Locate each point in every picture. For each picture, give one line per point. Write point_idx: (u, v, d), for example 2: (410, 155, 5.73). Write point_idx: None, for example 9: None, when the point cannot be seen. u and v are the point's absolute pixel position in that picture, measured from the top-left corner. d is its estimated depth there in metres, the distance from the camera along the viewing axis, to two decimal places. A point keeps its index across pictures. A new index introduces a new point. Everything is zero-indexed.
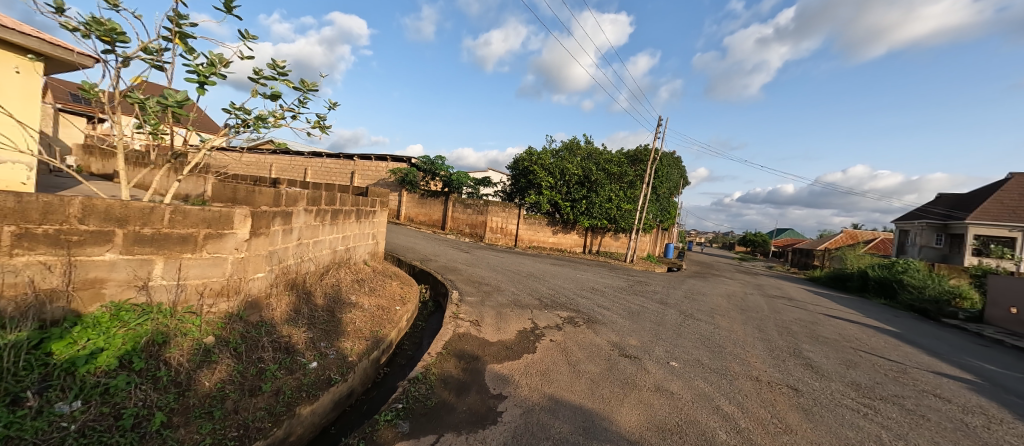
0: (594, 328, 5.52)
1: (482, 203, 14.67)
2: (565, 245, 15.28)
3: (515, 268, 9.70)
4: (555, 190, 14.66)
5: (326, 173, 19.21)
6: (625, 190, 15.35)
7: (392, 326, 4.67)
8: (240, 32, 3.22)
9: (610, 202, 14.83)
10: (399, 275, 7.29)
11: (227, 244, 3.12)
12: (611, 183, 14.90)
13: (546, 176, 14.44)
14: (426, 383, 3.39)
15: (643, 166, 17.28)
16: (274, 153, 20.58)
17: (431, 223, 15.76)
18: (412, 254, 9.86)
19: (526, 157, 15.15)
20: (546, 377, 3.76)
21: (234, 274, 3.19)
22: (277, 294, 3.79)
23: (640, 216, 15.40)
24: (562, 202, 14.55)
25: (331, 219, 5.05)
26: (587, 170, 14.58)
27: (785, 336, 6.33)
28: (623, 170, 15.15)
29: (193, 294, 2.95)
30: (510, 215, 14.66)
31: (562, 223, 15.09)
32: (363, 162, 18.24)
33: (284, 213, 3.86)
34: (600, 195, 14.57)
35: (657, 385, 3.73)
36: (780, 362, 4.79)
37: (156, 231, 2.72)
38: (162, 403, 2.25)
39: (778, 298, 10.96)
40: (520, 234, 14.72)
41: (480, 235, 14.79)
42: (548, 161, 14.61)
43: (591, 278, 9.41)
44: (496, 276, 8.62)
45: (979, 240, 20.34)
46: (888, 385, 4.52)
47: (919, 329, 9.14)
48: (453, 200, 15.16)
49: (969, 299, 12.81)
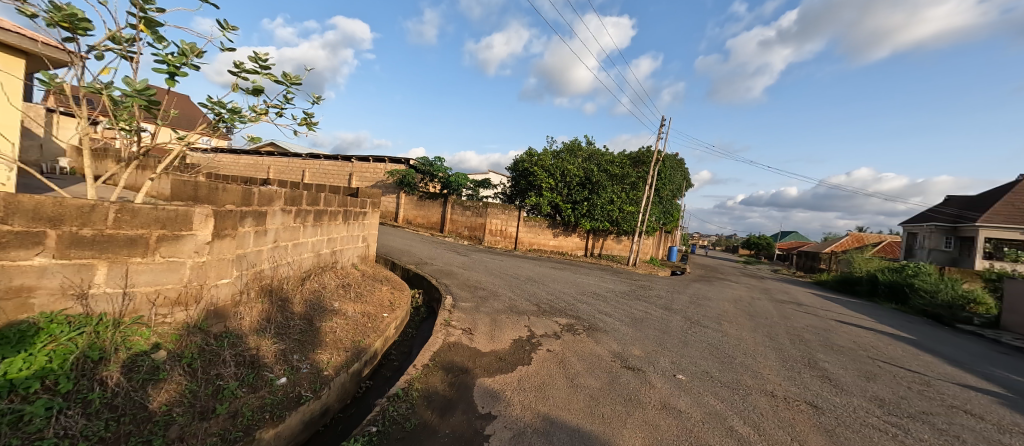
0: (595, 336, 5.18)
1: (481, 205, 14.37)
2: (566, 248, 14.94)
3: (514, 272, 9.37)
4: (556, 192, 14.34)
5: (324, 175, 18.96)
6: (628, 191, 14.99)
7: (377, 335, 4.35)
8: (219, 22, 3.04)
9: (612, 204, 14.48)
10: (391, 279, 6.98)
11: (185, 247, 2.81)
12: (613, 185, 14.55)
13: (546, 177, 14.11)
14: (407, 401, 3.06)
15: (645, 168, 16.94)
16: (272, 155, 20.39)
17: (429, 226, 15.46)
18: (407, 258, 9.55)
19: (526, 158, 14.86)
20: (542, 392, 3.42)
21: (193, 280, 2.88)
22: (248, 302, 3.48)
23: (643, 218, 15.06)
24: (563, 204, 14.23)
25: (313, 220, 4.75)
26: (589, 171, 14.26)
27: (798, 344, 5.97)
28: (626, 172, 14.81)
29: (144, 303, 2.64)
30: (509, 217, 14.34)
31: (563, 225, 14.76)
32: (362, 164, 17.96)
33: (257, 213, 3.56)
34: (602, 197, 14.22)
35: (664, 403, 3.39)
36: (795, 375, 4.44)
37: (98, 233, 2.41)
38: (89, 432, 1.93)
39: (786, 303, 10.58)
40: (520, 237, 14.39)
41: (479, 238, 14.47)
42: (548, 162, 14.31)
43: (592, 283, 9.06)
44: (493, 280, 8.29)
45: (990, 243, 19.87)
46: (915, 401, 4.16)
47: (935, 336, 8.74)
48: (452, 202, 14.86)
49: (984, 305, 12.42)
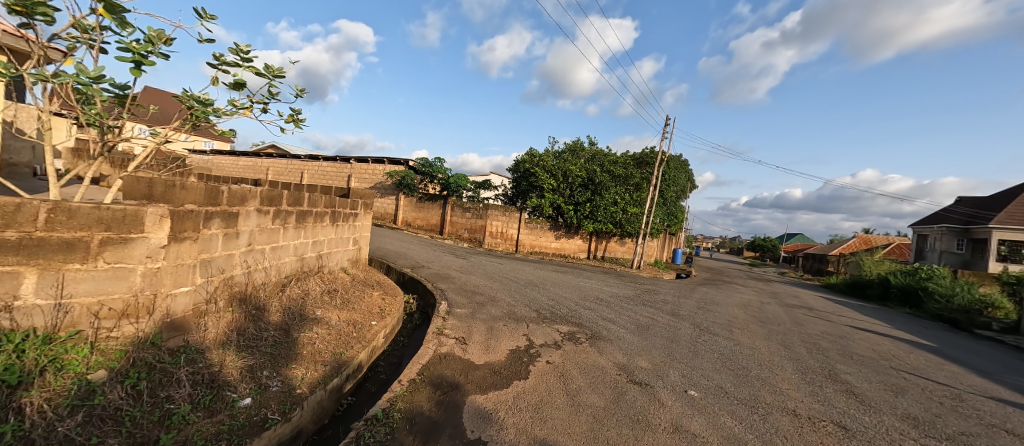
0: (598, 346, 4.83)
1: (481, 207, 14.05)
2: (568, 251, 14.58)
3: (513, 275, 9.03)
4: (558, 193, 13.99)
5: (323, 177, 18.70)
6: (632, 193, 14.62)
7: (362, 346, 4.02)
8: (196, 10, 2.78)
9: (615, 206, 14.12)
10: (383, 284, 6.65)
11: (135, 251, 2.49)
12: (617, 186, 14.19)
13: (548, 178, 13.77)
14: (387, 424, 2.72)
15: (649, 169, 16.58)
16: (271, 157, 20.22)
17: (428, 228, 15.14)
18: (403, 261, 9.24)
19: (527, 159, 14.54)
20: (539, 413, 3.07)
21: (145, 289, 2.56)
22: (215, 312, 3.16)
23: (647, 220, 14.68)
24: (565, 205, 13.89)
25: (295, 222, 4.43)
26: (592, 172, 13.92)
27: (815, 354, 5.60)
28: (629, 173, 14.46)
29: (84, 315, 2.32)
30: (510, 219, 14.00)
31: (565, 227, 14.40)
32: (361, 165, 17.66)
33: (226, 213, 3.24)
34: (605, 198, 13.87)
35: (675, 425, 3.03)
36: (816, 390, 4.08)
37: (25, 236, 2.10)
38: None
39: (798, 307, 10.17)
40: (521, 239, 14.05)
41: (479, 240, 14.13)
42: (550, 163, 13.98)
43: (595, 287, 8.70)
44: (491, 284, 7.95)
45: (1004, 246, 19.35)
46: (950, 419, 3.79)
47: (956, 343, 8.32)
48: (451, 203, 14.54)
49: (1003, 309, 11.99)
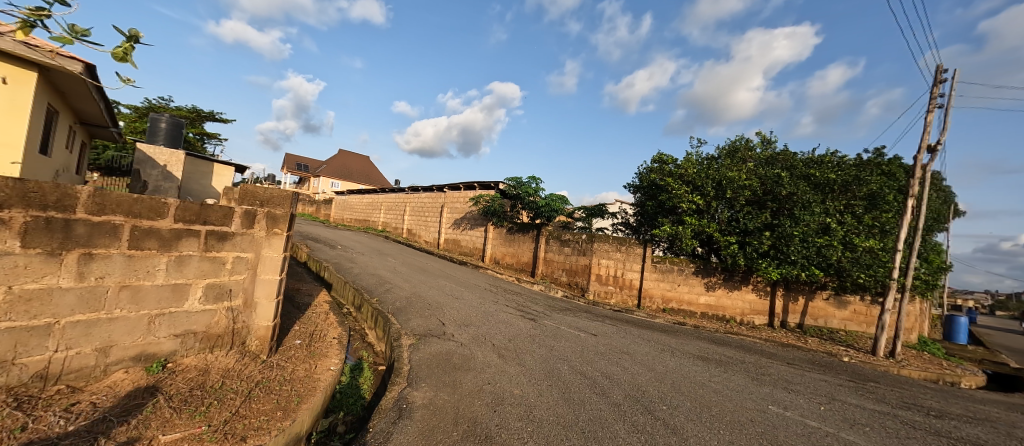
0: None
1: (584, 239, 9.64)
2: (730, 311, 8.53)
3: (604, 371, 4.30)
4: (708, 217, 8.51)
5: (421, 210, 15.69)
6: (862, 214, 7.64)
7: None
8: None
9: (826, 236, 7.39)
10: (266, 396, 2.89)
11: None
12: (826, 202, 7.64)
13: (688, 192, 8.55)
14: None
15: (905, 180, 8.81)
16: (385, 192, 19.63)
17: (519, 268, 11.10)
18: (419, 322, 5.54)
19: (656, 167, 9.51)
20: None
21: None
22: None
23: (911, 272, 7.08)
24: (719, 236, 8.18)
25: None
26: (769, 179, 7.97)
27: None
28: (852, 176, 7.68)
29: None
30: (628, 256, 9.17)
31: (722, 272, 8.55)
32: (453, 193, 14.10)
33: None
34: (803, 223, 7.39)
35: None
36: None
37: None
38: None
39: None
40: (645, 288, 8.99)
41: (581, 287, 9.63)
42: (691, 170, 8.78)
43: (819, 430, 3.29)
44: (536, 396, 3.51)
45: None
46: None
47: None
48: (546, 234, 10.42)
49: None
